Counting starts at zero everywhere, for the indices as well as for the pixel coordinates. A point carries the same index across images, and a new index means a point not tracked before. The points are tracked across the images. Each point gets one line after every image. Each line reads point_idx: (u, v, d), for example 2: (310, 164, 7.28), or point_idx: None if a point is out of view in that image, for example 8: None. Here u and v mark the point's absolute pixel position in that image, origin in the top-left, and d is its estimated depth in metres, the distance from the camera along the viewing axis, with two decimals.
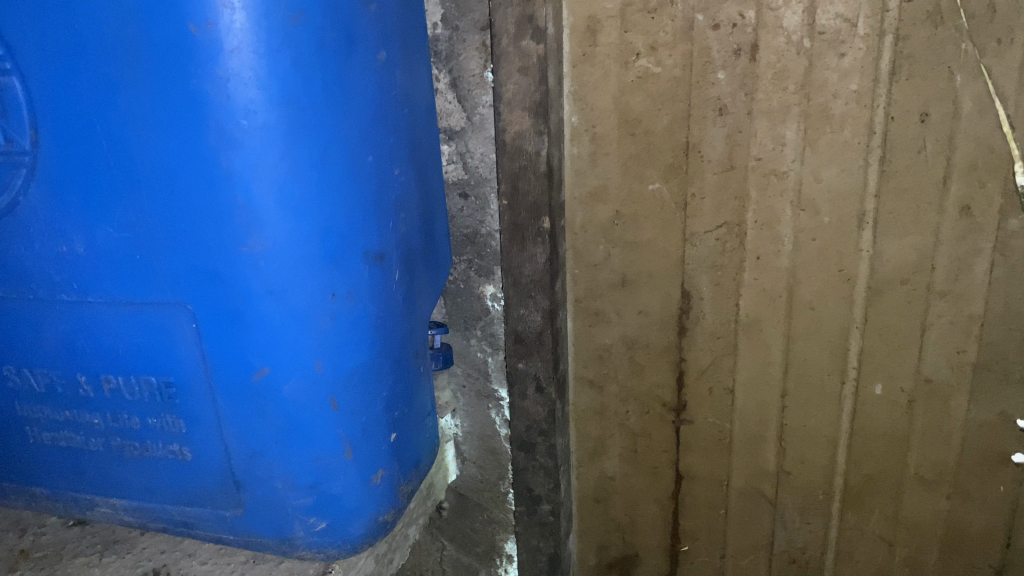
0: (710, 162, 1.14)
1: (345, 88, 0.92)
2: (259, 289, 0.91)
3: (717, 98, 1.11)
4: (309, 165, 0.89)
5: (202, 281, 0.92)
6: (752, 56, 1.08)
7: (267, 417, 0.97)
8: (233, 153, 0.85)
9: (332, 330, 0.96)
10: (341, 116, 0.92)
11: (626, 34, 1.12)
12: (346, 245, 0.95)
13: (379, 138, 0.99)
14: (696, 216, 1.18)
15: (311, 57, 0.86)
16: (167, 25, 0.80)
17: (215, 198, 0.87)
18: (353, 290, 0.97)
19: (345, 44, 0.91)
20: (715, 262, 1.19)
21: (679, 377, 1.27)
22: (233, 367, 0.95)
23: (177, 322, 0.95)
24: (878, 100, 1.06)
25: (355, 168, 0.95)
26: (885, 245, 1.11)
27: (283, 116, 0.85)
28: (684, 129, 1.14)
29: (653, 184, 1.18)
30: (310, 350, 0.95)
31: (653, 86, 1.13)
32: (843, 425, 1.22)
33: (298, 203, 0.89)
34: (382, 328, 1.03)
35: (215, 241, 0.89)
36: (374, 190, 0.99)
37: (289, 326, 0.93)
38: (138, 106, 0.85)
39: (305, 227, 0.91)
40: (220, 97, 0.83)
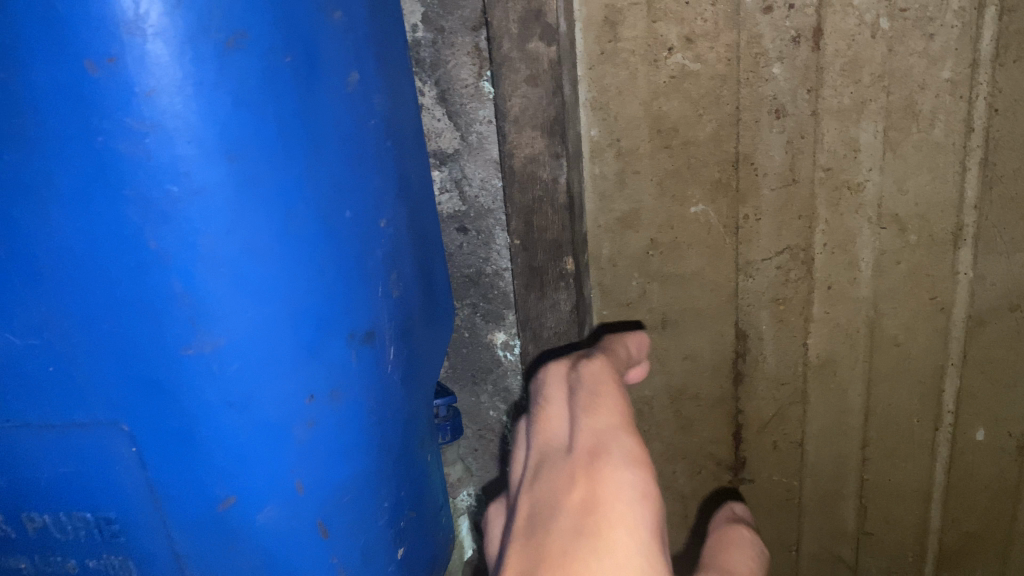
0: (767, 176, 0.93)
1: (312, 126, 0.69)
2: (217, 400, 0.69)
3: (773, 98, 0.90)
4: (270, 234, 0.67)
5: (140, 395, 0.69)
6: (815, 43, 0.87)
7: (240, 555, 0.75)
8: (164, 229, 0.63)
9: (316, 440, 0.74)
10: (308, 162, 0.69)
11: (654, 24, 0.89)
12: (326, 330, 0.73)
13: (361, 184, 0.77)
14: (751, 241, 0.97)
15: (260, 91, 0.64)
16: (55, 62, 0.58)
17: (145, 289, 0.65)
18: (340, 385, 0.75)
19: (306, 67, 0.68)
20: (777, 295, 0.98)
21: (736, 431, 1.06)
22: (189, 496, 0.73)
23: (112, 446, 0.72)
24: (978, 90, 0.85)
25: (331, 229, 0.72)
26: (989, 266, 0.91)
27: (227, 173, 0.63)
28: (734, 138, 0.92)
29: (696, 206, 0.96)
30: (289, 467, 0.73)
31: (692, 87, 0.91)
32: (937, 478, 1.02)
33: (260, 285, 0.67)
34: (382, 424, 0.81)
35: (151, 344, 0.67)
36: (358, 253, 0.76)
37: (258, 441, 0.71)
38: (29, 172, 0.62)
39: (269, 315, 0.68)
40: (137, 156, 0.60)
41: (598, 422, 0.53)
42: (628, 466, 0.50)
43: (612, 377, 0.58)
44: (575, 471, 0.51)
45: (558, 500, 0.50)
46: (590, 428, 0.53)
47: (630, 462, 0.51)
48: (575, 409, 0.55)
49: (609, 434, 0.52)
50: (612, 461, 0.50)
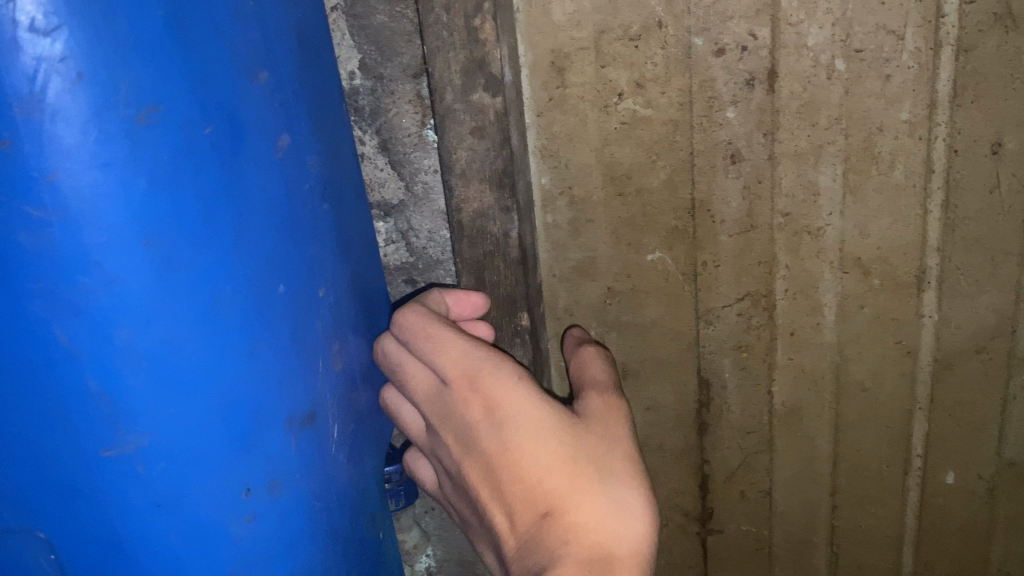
0: (724, 223, 0.90)
1: (238, 199, 0.62)
2: (144, 503, 0.62)
3: (728, 142, 0.87)
4: (196, 323, 0.60)
5: (57, 502, 0.61)
6: (770, 86, 0.84)
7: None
8: (78, 322, 0.55)
9: (252, 533, 0.67)
10: (236, 239, 0.62)
11: (603, 69, 0.86)
12: (261, 419, 0.66)
13: (295, 254, 0.70)
14: (710, 288, 0.93)
15: (178, 168, 0.56)
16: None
17: (58, 390, 0.57)
18: (278, 472, 0.68)
19: (229, 137, 0.61)
20: (739, 342, 0.95)
21: (702, 481, 1.02)
22: None
23: (26, 556, 0.64)
24: (937, 132, 0.83)
25: (264, 309, 0.65)
26: (954, 308, 0.89)
27: (144, 260, 0.56)
28: (689, 184, 0.89)
29: (652, 253, 0.93)
30: (224, 565, 0.66)
31: (645, 133, 0.88)
32: (909, 522, 1.00)
33: (185, 379, 0.60)
34: (323, 507, 0.74)
35: (66, 449, 0.59)
36: (296, 328, 0.69)
37: (190, 543, 0.64)
38: None
39: (197, 411, 0.61)
40: (42, 246, 0.53)
41: (452, 353, 0.67)
42: (510, 371, 0.66)
43: (428, 312, 0.72)
44: (462, 391, 0.66)
45: (465, 422, 0.66)
46: (452, 360, 0.67)
47: (506, 368, 0.66)
48: (424, 355, 0.69)
49: (473, 354, 0.67)
50: (487, 372, 0.66)
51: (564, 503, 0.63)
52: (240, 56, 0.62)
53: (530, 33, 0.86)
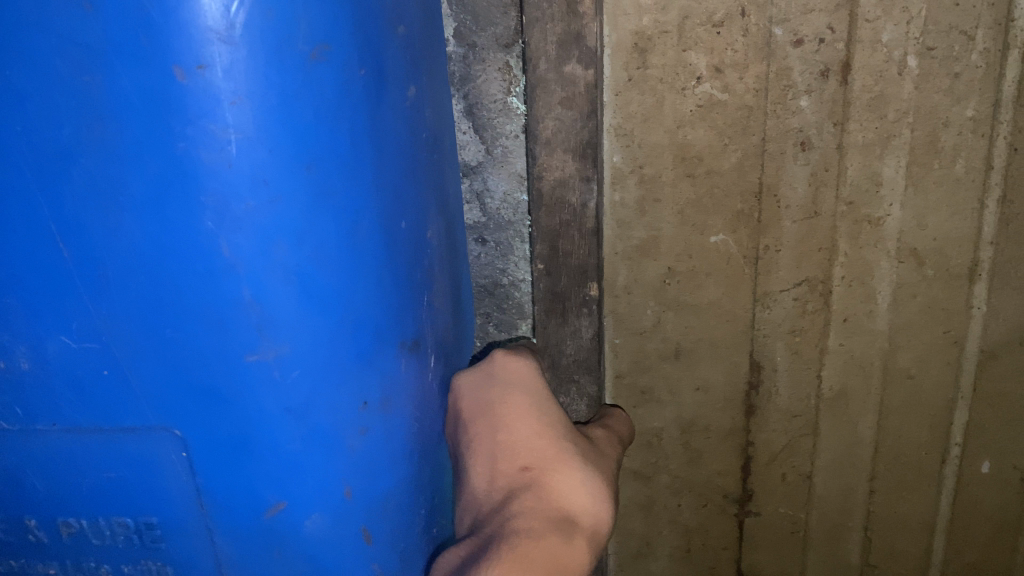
0: (789, 208, 0.94)
1: (379, 135, 0.63)
2: (273, 412, 0.60)
3: (798, 129, 0.91)
4: (343, 246, 0.60)
5: (195, 402, 0.60)
6: (843, 78, 0.88)
7: (284, 561, 0.65)
8: (240, 237, 0.55)
9: (365, 452, 0.65)
10: (376, 167, 0.63)
11: (685, 53, 0.89)
12: (380, 338, 0.65)
13: (410, 195, 0.70)
14: (770, 273, 0.97)
15: (337, 103, 0.57)
16: (133, 75, 0.51)
17: (211, 299, 0.56)
18: (389, 394, 0.67)
19: (375, 84, 0.62)
20: (793, 326, 0.98)
21: (745, 464, 1.05)
22: (236, 502, 0.63)
23: (162, 454, 0.62)
24: (1000, 129, 0.88)
25: (393, 238, 0.66)
26: (1003, 300, 0.94)
27: (301, 183, 0.56)
28: (758, 169, 0.93)
29: (717, 235, 0.96)
30: (338, 475, 0.64)
31: (719, 116, 0.91)
32: (942, 510, 1.05)
33: (327, 299, 0.60)
34: (423, 429, 0.74)
35: (209, 347, 0.58)
36: (412, 262, 0.70)
37: (309, 449, 0.62)
38: (101, 178, 0.54)
39: (331, 327, 0.60)
40: (215, 163, 0.52)
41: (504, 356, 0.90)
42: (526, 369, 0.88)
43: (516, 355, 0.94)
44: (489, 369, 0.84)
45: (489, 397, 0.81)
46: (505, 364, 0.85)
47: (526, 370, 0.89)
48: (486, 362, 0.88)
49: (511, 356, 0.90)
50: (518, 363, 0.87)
51: (547, 467, 0.78)
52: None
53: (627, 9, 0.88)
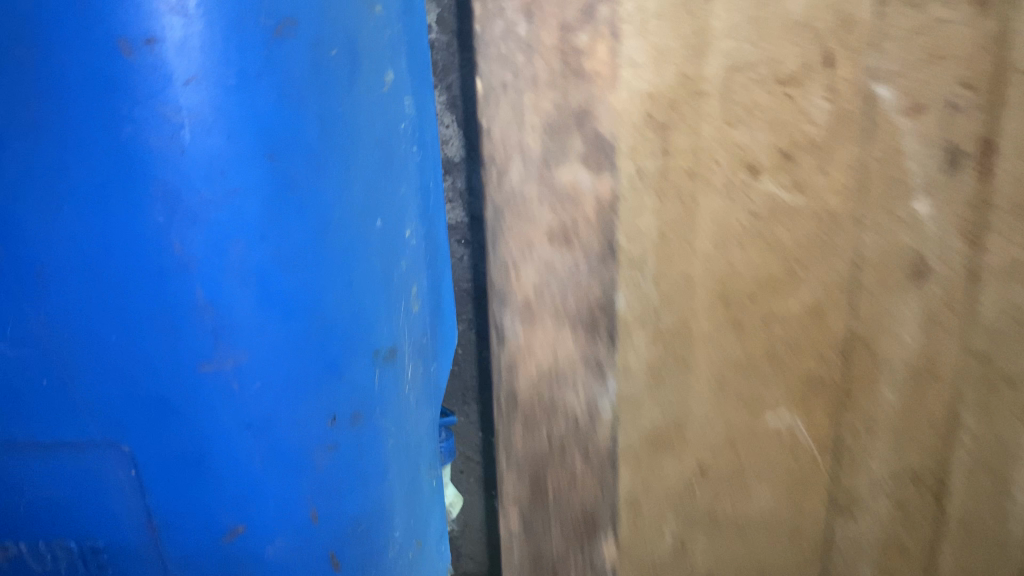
0: (887, 372, 0.57)
1: (349, 125, 0.62)
2: (223, 429, 0.58)
3: (913, 256, 0.54)
4: (314, 231, 0.59)
5: (147, 411, 0.56)
6: (983, 168, 0.52)
7: None
8: (191, 234, 0.53)
9: (334, 472, 0.65)
10: (343, 169, 0.61)
11: (731, 127, 0.53)
12: (350, 343, 0.64)
13: (365, 193, 0.65)
14: (855, 469, 0.60)
15: (308, 78, 0.56)
16: (84, 51, 0.49)
17: (162, 304, 0.54)
18: (362, 409, 0.67)
19: (348, 66, 0.61)
20: (884, 555, 0.61)
21: None
22: (189, 530, 0.60)
23: (109, 473, 0.58)
24: None
25: (360, 236, 0.65)
26: None
27: (260, 175, 0.55)
28: (846, 315, 0.56)
29: (776, 416, 0.60)
30: (302, 496, 0.63)
31: (785, 233, 0.55)
32: None
33: (283, 306, 0.58)
34: (387, 450, 0.72)
35: (162, 357, 0.55)
36: (381, 268, 0.69)
37: (274, 471, 0.61)
38: (40, 171, 0.52)
39: (296, 332, 0.59)
40: (168, 148, 0.51)
41: None
42: None
43: None
44: None
45: None
46: None
47: None
48: None
49: None
50: None
51: None
52: (364, 48, 0.64)
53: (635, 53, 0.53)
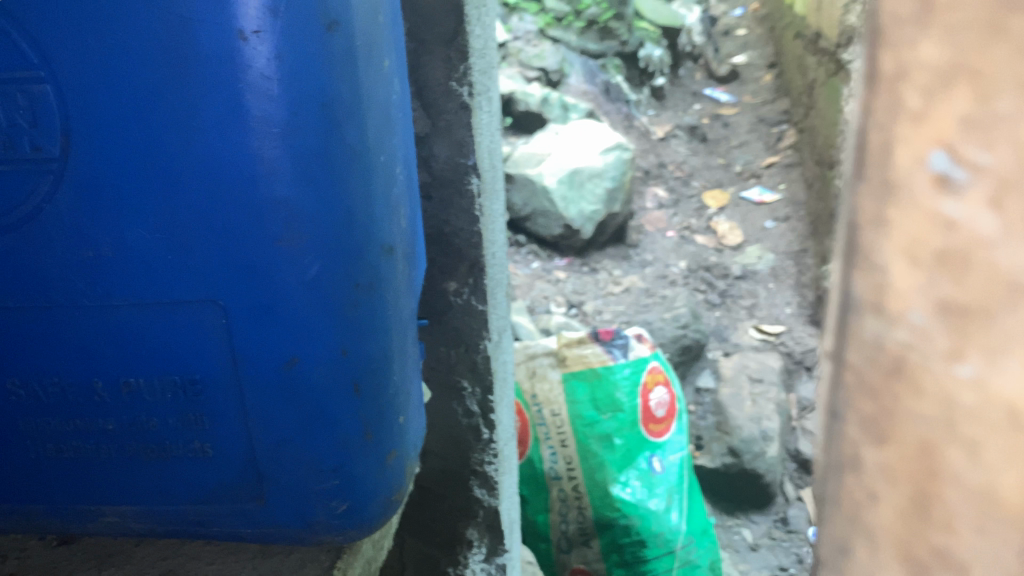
0: None
1: (368, 69, 0.72)
2: (293, 288, 0.69)
3: None
4: (349, 147, 0.69)
5: (239, 277, 0.69)
6: None
7: (291, 409, 0.73)
8: (272, 144, 0.65)
9: (362, 344, 0.73)
10: (368, 106, 0.72)
11: None
12: (371, 237, 0.73)
13: (386, 126, 0.76)
14: None
15: (342, 47, 0.67)
16: (212, 13, 0.62)
17: (248, 198, 0.66)
18: (378, 281, 0.75)
19: (370, 21, 0.72)
20: None
21: None
22: (255, 353, 0.71)
23: (205, 321, 0.70)
24: None
25: (376, 154, 0.74)
26: None
27: (314, 104, 0.66)
28: None
29: None
30: (336, 338, 0.71)
31: None
32: None
33: (329, 197, 0.68)
34: (401, 324, 0.80)
35: (245, 235, 0.67)
36: (391, 184, 0.78)
37: (319, 324, 0.70)
38: (178, 100, 0.64)
39: (340, 225, 0.69)
40: (251, 79, 0.64)
41: None
42: None
43: None
44: None
45: None
46: None
47: None
48: None
49: None
50: None
51: None
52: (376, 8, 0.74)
53: (822, 412, 0.23)
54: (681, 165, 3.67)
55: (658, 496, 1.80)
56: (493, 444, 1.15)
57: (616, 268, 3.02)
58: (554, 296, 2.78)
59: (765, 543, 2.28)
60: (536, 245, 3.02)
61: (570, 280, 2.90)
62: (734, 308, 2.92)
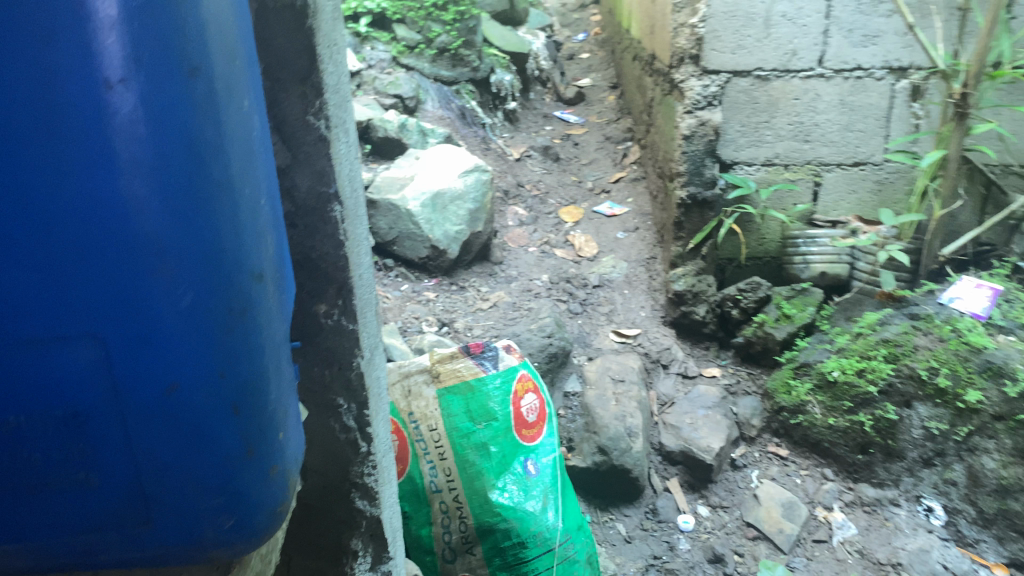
0: None
1: (230, 109, 0.77)
2: (169, 316, 0.72)
3: None
4: (215, 182, 0.74)
5: (114, 309, 0.72)
6: None
7: (174, 432, 0.76)
8: (141, 183, 0.69)
9: (238, 366, 0.78)
10: (231, 144, 0.77)
11: None
12: (241, 265, 0.78)
13: (248, 161, 0.81)
14: None
15: (203, 90, 0.72)
16: (79, 62, 0.66)
17: (120, 234, 0.70)
18: (250, 306, 0.80)
19: (229, 64, 0.77)
20: None
21: None
22: (134, 383, 0.74)
23: (82, 356, 0.72)
24: None
25: (241, 188, 0.79)
26: None
27: (180, 144, 0.70)
28: None
29: None
30: (213, 362, 0.76)
31: None
32: None
33: (198, 228, 0.73)
34: (274, 346, 0.85)
35: (119, 270, 0.71)
36: (257, 215, 0.83)
37: (196, 350, 0.75)
38: (47, 145, 0.68)
39: (211, 257, 0.74)
40: (118, 122, 0.68)
41: None
42: None
43: None
44: None
45: None
46: None
47: None
48: None
49: None
50: None
51: None
52: (234, 51, 0.80)
53: None
54: (537, 184, 3.83)
55: (534, 498, 1.89)
56: (371, 456, 1.20)
57: (482, 284, 3.11)
58: (424, 315, 2.80)
59: (638, 533, 2.43)
60: (403, 267, 3.07)
61: (439, 297, 2.95)
62: (595, 316, 3.08)
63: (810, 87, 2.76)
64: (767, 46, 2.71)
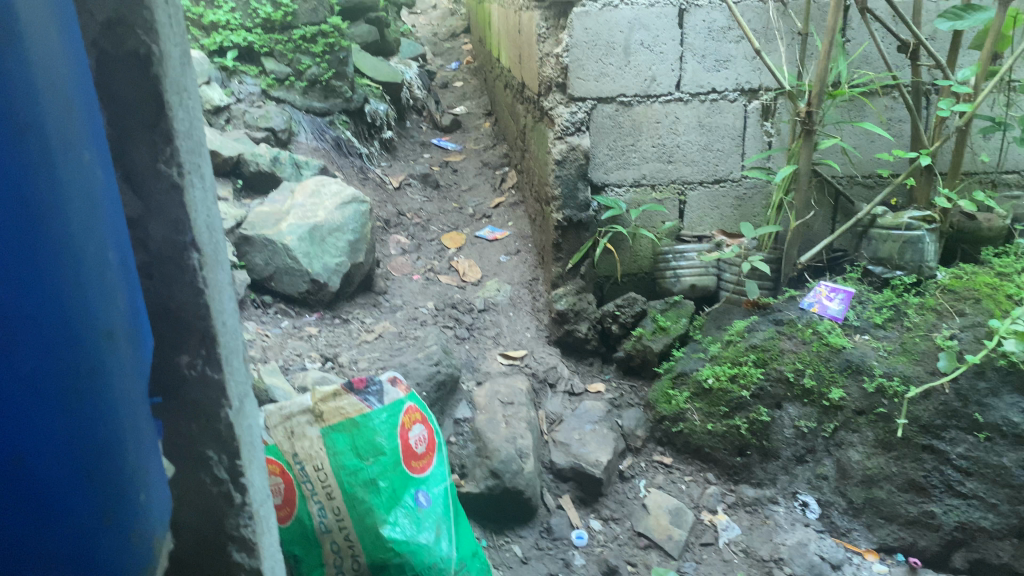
0: None
1: (68, 170, 0.77)
2: (11, 385, 0.71)
3: None
4: (55, 247, 0.74)
5: None
6: None
7: (20, 505, 0.74)
8: None
9: (87, 429, 0.79)
10: (71, 206, 0.77)
11: None
12: (87, 327, 0.78)
13: (93, 220, 0.81)
14: None
15: (38, 156, 0.72)
16: None
17: None
18: (97, 368, 0.80)
19: (65, 125, 0.77)
20: None
21: None
22: None
23: None
24: None
25: (84, 250, 0.78)
26: None
27: (14, 211, 0.70)
28: None
29: None
30: (59, 429, 0.75)
31: None
32: None
33: (39, 293, 0.72)
34: (125, 404, 0.85)
35: None
36: (104, 274, 0.82)
37: (40, 419, 0.73)
38: None
39: (53, 323, 0.74)
40: None
41: None
42: None
43: None
44: None
45: None
46: None
47: None
48: None
49: None
50: None
51: None
52: (71, 110, 0.79)
53: None
54: (417, 212, 3.84)
55: (427, 530, 1.89)
56: (247, 508, 1.19)
57: (366, 316, 3.08)
58: (307, 351, 2.75)
59: (535, 553, 2.44)
60: (284, 303, 3.00)
61: (322, 332, 2.90)
62: (481, 340, 3.11)
63: (670, 111, 2.90)
64: (628, 73, 2.84)
